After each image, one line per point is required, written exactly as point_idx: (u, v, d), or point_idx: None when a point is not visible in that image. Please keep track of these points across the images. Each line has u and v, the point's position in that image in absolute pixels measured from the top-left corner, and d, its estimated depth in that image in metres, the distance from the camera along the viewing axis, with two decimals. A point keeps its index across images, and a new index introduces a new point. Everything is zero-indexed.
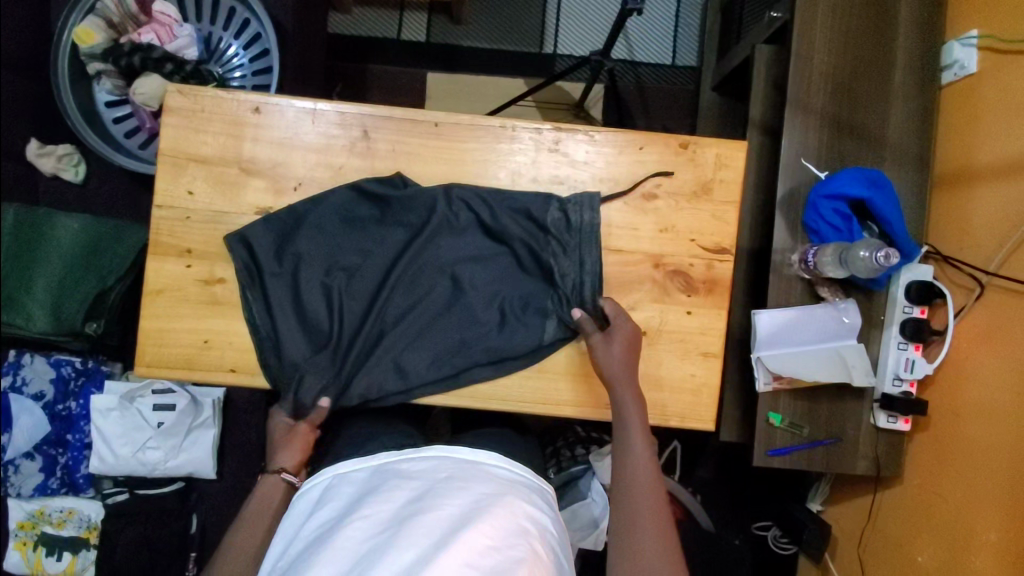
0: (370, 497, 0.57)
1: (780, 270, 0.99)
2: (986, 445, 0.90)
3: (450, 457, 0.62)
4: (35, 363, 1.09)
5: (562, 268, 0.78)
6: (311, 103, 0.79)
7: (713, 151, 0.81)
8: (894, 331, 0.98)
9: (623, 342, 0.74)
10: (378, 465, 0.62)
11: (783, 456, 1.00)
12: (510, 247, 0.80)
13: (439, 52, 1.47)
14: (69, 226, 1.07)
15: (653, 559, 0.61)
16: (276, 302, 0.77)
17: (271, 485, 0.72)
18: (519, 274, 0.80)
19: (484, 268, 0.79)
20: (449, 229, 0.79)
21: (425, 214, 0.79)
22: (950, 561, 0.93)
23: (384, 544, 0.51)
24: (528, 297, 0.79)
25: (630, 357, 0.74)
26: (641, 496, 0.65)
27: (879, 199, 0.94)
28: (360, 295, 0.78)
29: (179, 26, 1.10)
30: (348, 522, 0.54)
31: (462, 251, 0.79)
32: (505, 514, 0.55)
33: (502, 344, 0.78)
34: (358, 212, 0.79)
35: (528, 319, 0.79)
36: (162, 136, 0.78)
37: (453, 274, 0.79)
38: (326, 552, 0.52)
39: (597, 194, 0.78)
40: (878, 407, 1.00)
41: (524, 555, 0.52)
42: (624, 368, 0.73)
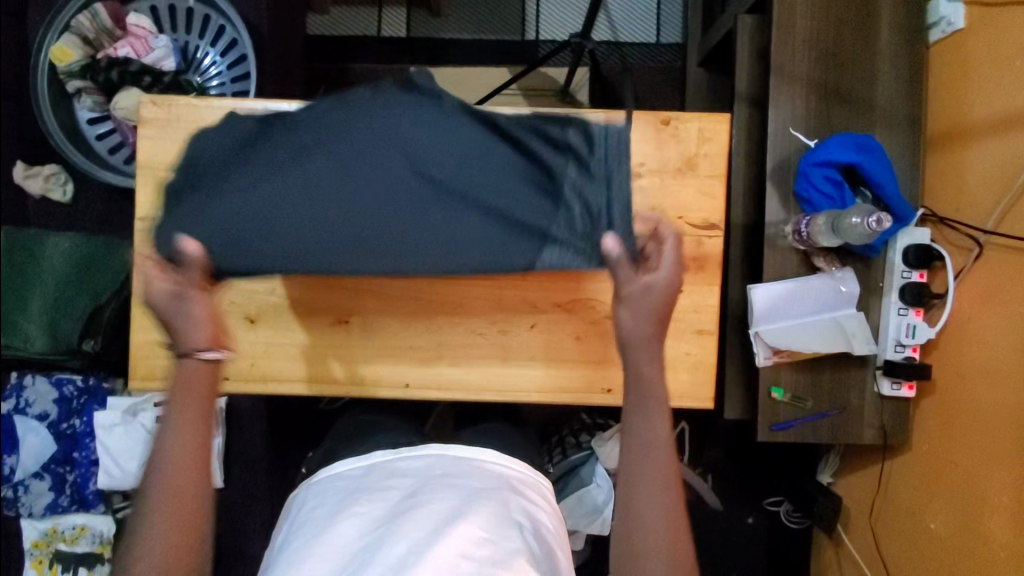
0: (363, 494, 0.58)
1: (773, 243, 0.98)
2: (994, 406, 0.88)
3: (444, 456, 0.62)
4: (37, 384, 1.10)
5: (572, 187, 0.68)
6: (286, 104, 0.79)
7: (696, 125, 0.79)
8: (893, 298, 0.97)
9: (648, 305, 0.57)
10: (373, 462, 0.63)
11: (788, 431, 0.99)
12: (516, 148, 0.67)
13: (420, 46, 1.46)
14: (60, 246, 1.08)
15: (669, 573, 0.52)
16: (230, 149, 0.65)
17: (195, 371, 0.57)
18: (522, 177, 0.67)
19: (482, 170, 0.65)
20: (447, 124, 0.64)
21: (428, 91, 0.64)
22: (965, 527, 0.92)
23: (377, 540, 0.52)
24: (526, 216, 0.67)
25: (655, 315, 0.57)
26: (658, 496, 0.53)
27: (869, 162, 0.92)
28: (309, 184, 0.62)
29: (155, 37, 1.10)
30: (342, 518, 0.55)
31: (454, 174, 0.65)
32: (499, 508, 0.55)
33: (479, 254, 0.66)
34: (326, 122, 0.63)
35: (516, 239, 0.67)
36: (140, 148, 0.78)
37: (441, 175, 0.64)
38: (322, 547, 0.53)
39: (629, 128, 0.69)
40: (881, 374, 0.99)
41: (520, 548, 0.52)
42: (649, 332, 0.57)
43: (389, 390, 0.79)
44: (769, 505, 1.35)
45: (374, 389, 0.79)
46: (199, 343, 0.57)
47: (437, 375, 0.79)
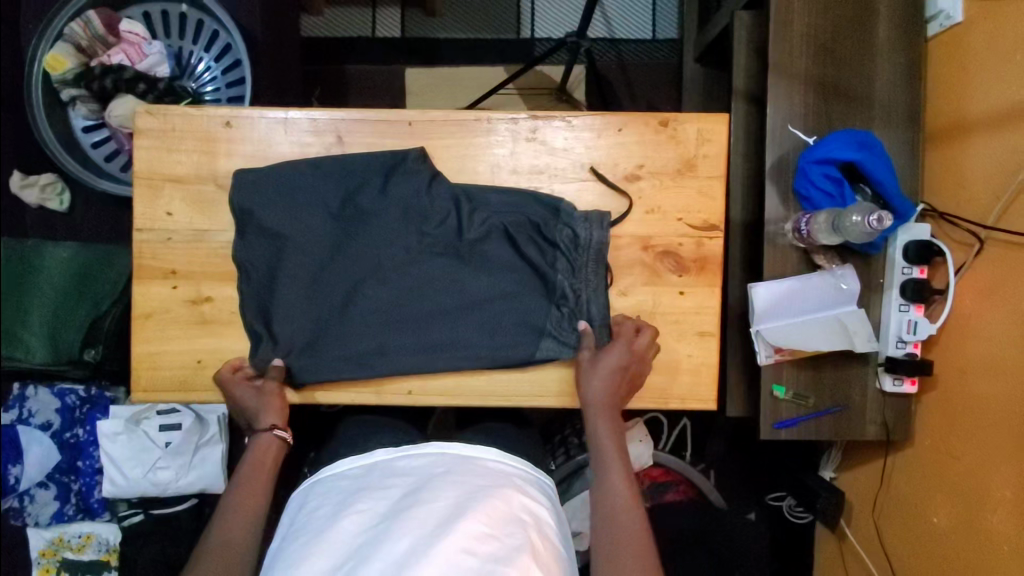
0: (365, 492, 0.57)
1: (773, 241, 0.97)
2: (997, 401, 0.89)
3: (446, 453, 0.62)
4: (39, 394, 1.10)
5: (566, 285, 0.77)
6: (282, 112, 0.78)
7: (694, 126, 0.79)
8: (894, 294, 0.97)
9: (609, 366, 0.74)
10: (374, 461, 0.62)
11: (790, 428, 0.99)
12: (516, 250, 0.78)
13: (415, 46, 1.46)
14: (59, 256, 1.08)
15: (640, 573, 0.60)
16: (270, 257, 0.76)
17: (266, 442, 0.74)
18: (522, 279, 0.78)
19: (487, 273, 0.77)
20: (458, 237, 0.77)
21: (433, 199, 0.77)
22: (968, 520, 0.93)
23: (379, 538, 0.52)
24: (527, 314, 0.77)
25: (613, 386, 0.74)
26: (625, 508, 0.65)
27: (868, 160, 0.92)
28: (341, 286, 0.77)
29: (148, 44, 1.10)
30: (346, 516, 0.55)
31: (463, 280, 0.77)
32: (501, 504, 0.55)
33: (487, 349, 0.77)
34: (349, 236, 0.77)
35: (520, 334, 0.77)
36: (136, 159, 0.77)
37: (452, 283, 0.77)
38: (324, 544, 0.52)
39: (608, 214, 0.77)
40: (883, 370, 0.99)
41: (523, 543, 0.52)
42: (608, 395, 0.74)
43: (391, 397, 0.79)
44: (773, 501, 1.36)
45: (375, 396, 0.79)
46: (275, 424, 0.74)
47: (439, 381, 0.79)
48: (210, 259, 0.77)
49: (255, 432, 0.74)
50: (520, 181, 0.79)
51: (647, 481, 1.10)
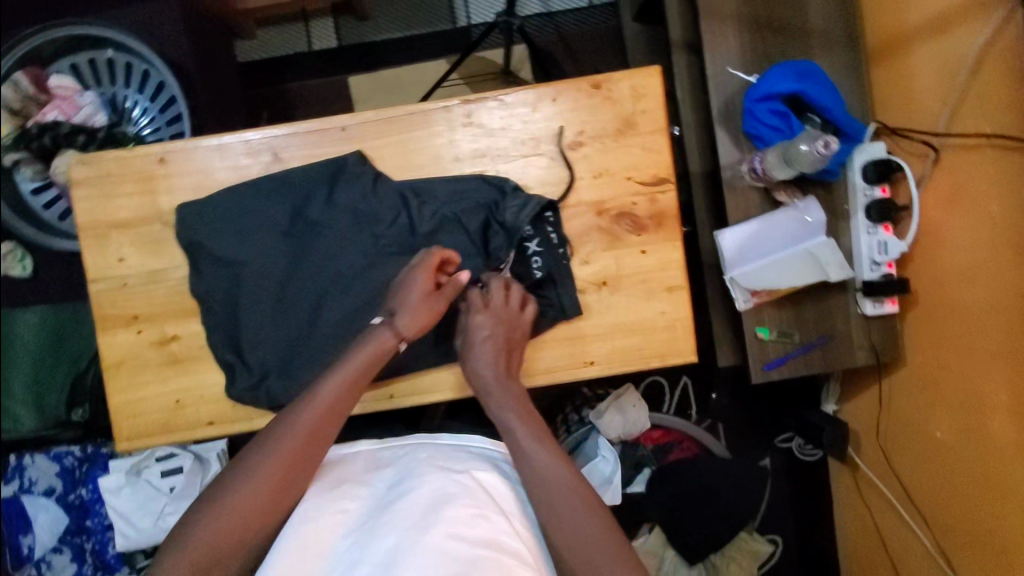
0: (350, 487, 0.61)
1: (732, 185, 0.97)
2: (976, 306, 0.89)
3: (429, 443, 0.67)
4: (37, 461, 1.09)
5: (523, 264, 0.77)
6: (215, 139, 0.77)
7: (627, 84, 0.78)
8: (861, 217, 0.96)
9: (482, 340, 0.73)
10: (359, 454, 0.68)
11: (779, 368, 0.99)
12: (472, 239, 0.77)
13: (353, 54, 1.44)
14: (28, 321, 1.07)
15: (591, 528, 0.60)
16: (228, 287, 0.75)
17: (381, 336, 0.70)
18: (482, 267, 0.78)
19: None
20: (412, 234, 0.77)
21: (380, 201, 0.76)
22: (968, 429, 0.93)
23: (366, 528, 0.56)
24: None
25: (498, 357, 0.73)
26: (555, 470, 0.64)
27: (811, 88, 0.91)
28: (305, 305, 0.75)
29: (81, 95, 1.10)
30: (331, 509, 0.58)
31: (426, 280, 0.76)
32: (484, 487, 0.60)
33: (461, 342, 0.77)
34: (304, 253, 0.76)
35: None
36: (78, 211, 0.77)
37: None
38: (312, 537, 0.56)
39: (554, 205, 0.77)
40: (861, 295, 0.97)
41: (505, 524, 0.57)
42: (497, 373, 0.72)
43: (374, 403, 0.78)
44: (781, 443, 1.37)
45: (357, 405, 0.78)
46: (412, 334, 0.71)
47: (417, 380, 0.78)
48: (170, 298, 0.77)
49: (389, 317, 0.70)
50: (463, 168, 0.78)
51: (650, 444, 1.12)
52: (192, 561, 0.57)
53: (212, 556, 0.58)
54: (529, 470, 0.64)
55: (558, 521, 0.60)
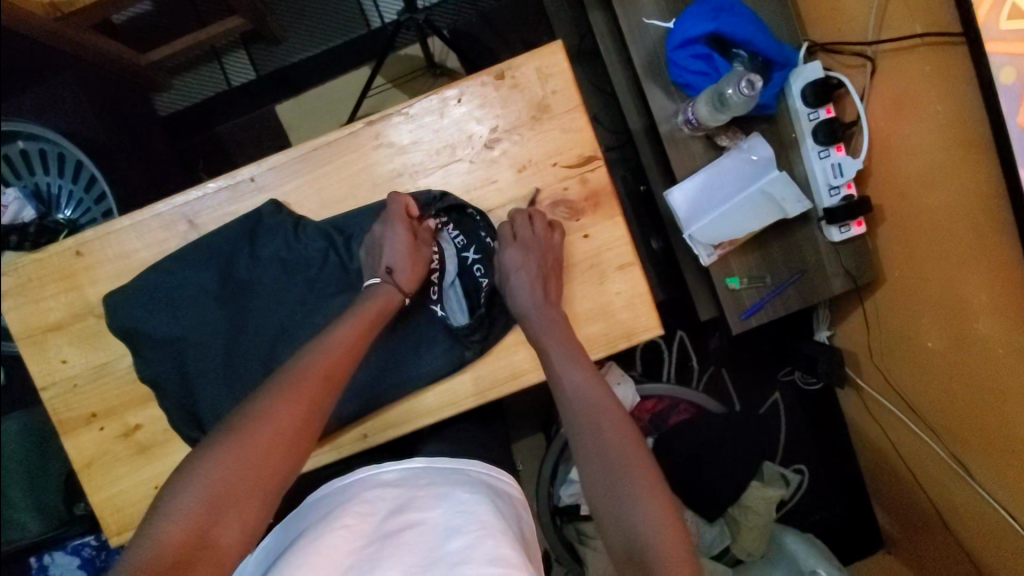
0: (351, 506, 0.59)
1: (671, 141, 0.93)
2: (939, 210, 0.86)
3: (429, 468, 0.67)
4: (57, 558, 1.05)
5: None
6: (126, 220, 0.75)
7: (532, 66, 0.74)
8: (809, 143, 0.92)
9: (516, 261, 0.71)
10: (357, 477, 0.66)
11: (757, 314, 0.97)
12: None
13: (274, 81, 1.39)
14: (11, 428, 1.07)
15: (642, 506, 0.55)
16: (173, 367, 0.73)
17: (382, 290, 0.69)
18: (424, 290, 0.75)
19: None
20: (345, 272, 0.74)
21: (306, 246, 0.73)
22: (957, 334, 0.91)
23: (373, 552, 0.53)
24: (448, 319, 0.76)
25: (536, 274, 0.71)
26: (597, 425, 0.61)
27: (727, 24, 0.87)
28: (255, 367, 0.73)
29: (3, 195, 1.08)
30: (333, 528, 0.55)
31: None
32: (487, 508, 0.59)
33: (420, 369, 0.75)
34: (242, 314, 0.74)
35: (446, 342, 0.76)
36: (10, 323, 0.75)
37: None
38: (315, 557, 0.52)
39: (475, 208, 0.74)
40: (825, 224, 0.94)
41: (513, 539, 0.56)
42: (535, 294, 0.71)
43: (351, 446, 0.77)
44: (784, 377, 1.35)
45: (334, 453, 0.77)
46: (414, 286, 0.71)
47: (387, 414, 0.77)
48: (121, 389, 0.75)
49: (389, 273, 0.69)
50: (383, 192, 0.75)
51: (646, 415, 1.12)
52: (203, 504, 0.50)
53: (224, 497, 0.51)
54: (586, 440, 0.61)
55: (607, 497, 0.57)
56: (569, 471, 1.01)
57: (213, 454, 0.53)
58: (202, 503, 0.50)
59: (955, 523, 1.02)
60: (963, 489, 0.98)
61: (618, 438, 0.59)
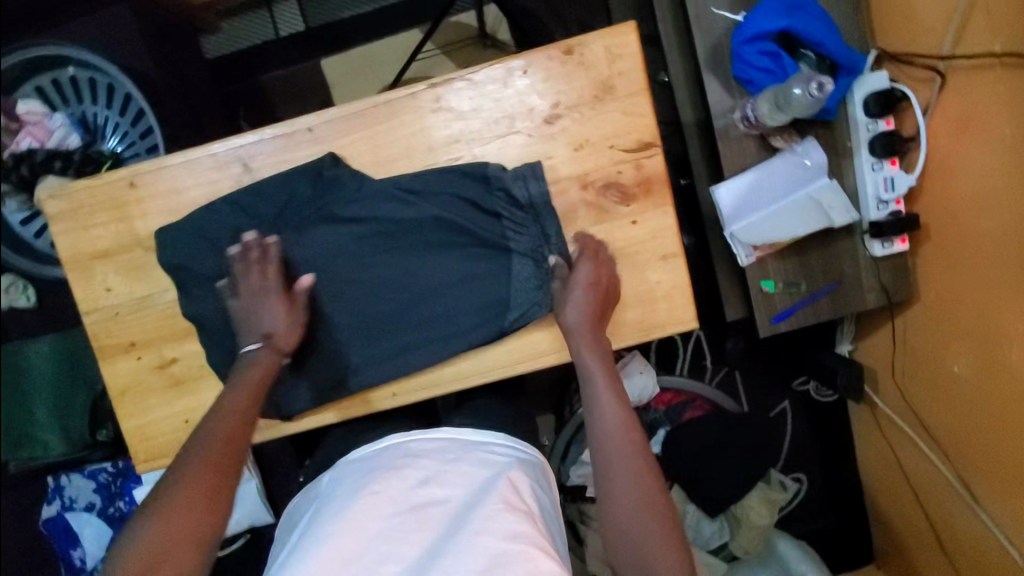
0: (382, 474, 0.63)
1: (725, 135, 0.92)
2: (987, 237, 0.85)
3: (457, 438, 0.68)
4: (73, 480, 1.11)
5: (519, 250, 0.75)
6: (182, 155, 0.75)
7: (601, 45, 0.73)
8: (864, 154, 0.91)
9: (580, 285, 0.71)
10: (387, 443, 0.68)
11: (788, 319, 0.97)
12: (460, 230, 0.75)
13: (323, 35, 1.37)
14: (42, 351, 1.09)
15: (659, 548, 0.56)
16: (214, 315, 0.74)
17: (260, 353, 0.70)
18: (473, 262, 0.76)
19: (435, 260, 0.76)
20: (395, 229, 0.75)
21: (362, 208, 0.74)
22: (986, 363, 0.91)
23: (400, 524, 0.58)
24: (492, 291, 0.76)
25: (596, 305, 0.71)
26: (620, 445, 0.61)
27: (801, 24, 0.85)
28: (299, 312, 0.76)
29: (49, 118, 1.07)
30: (363, 498, 0.60)
31: (429, 276, 0.76)
32: (505, 482, 0.62)
33: (458, 337, 0.76)
34: (286, 257, 0.75)
35: (484, 314, 0.76)
36: (58, 246, 0.76)
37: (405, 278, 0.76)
38: (346, 526, 0.58)
39: (538, 163, 0.74)
40: (869, 237, 0.94)
41: (529, 516, 0.59)
42: (588, 317, 0.70)
43: (378, 402, 0.78)
44: (798, 386, 1.35)
45: (361, 406, 0.78)
46: (292, 348, 0.72)
47: (418, 376, 0.78)
48: (162, 322, 0.77)
49: (266, 339, 0.70)
50: (438, 156, 0.75)
51: (662, 406, 1.12)
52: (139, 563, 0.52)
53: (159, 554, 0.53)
54: (609, 484, 0.59)
55: (624, 542, 0.57)
56: (583, 452, 1.03)
57: (144, 521, 0.55)
58: (140, 558, 0.53)
59: (950, 546, 1.04)
60: (961, 513, 1.00)
61: (643, 492, 0.58)
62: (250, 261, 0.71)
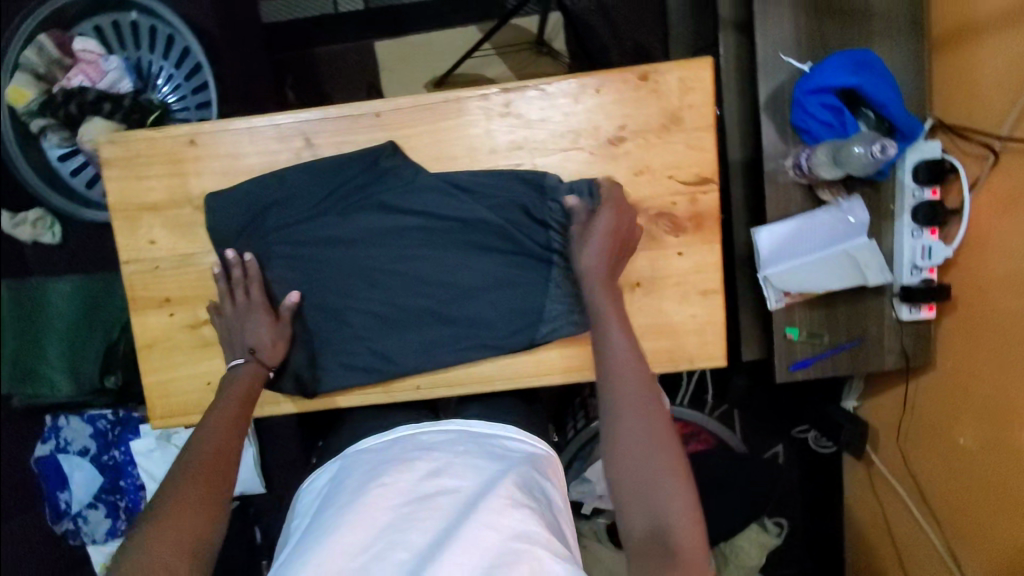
0: (393, 465, 0.62)
1: (774, 180, 0.94)
2: (1011, 316, 0.86)
3: (467, 433, 0.68)
4: (72, 423, 1.10)
5: (561, 265, 0.76)
6: (245, 121, 0.75)
7: (675, 75, 0.74)
8: (906, 219, 0.93)
9: (601, 234, 0.68)
10: (398, 435, 0.68)
11: (806, 368, 0.98)
12: (505, 234, 0.75)
13: (381, 18, 1.37)
14: (62, 291, 1.08)
15: (668, 497, 0.52)
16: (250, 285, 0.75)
17: (246, 367, 0.71)
18: (514, 268, 0.76)
19: (476, 261, 0.76)
20: (442, 224, 0.76)
21: (416, 202, 0.75)
22: (993, 439, 0.92)
23: (407, 516, 0.57)
24: (529, 300, 0.76)
25: (609, 251, 0.68)
26: (629, 392, 0.57)
27: (868, 83, 0.86)
28: (336, 295, 0.76)
29: (104, 59, 1.06)
30: (374, 489, 0.59)
31: (471, 276, 0.76)
32: (513, 478, 0.60)
33: (490, 341, 0.77)
34: (333, 238, 0.75)
35: (519, 322, 0.76)
36: (108, 192, 0.76)
37: (446, 277, 0.76)
38: (356, 516, 0.57)
39: (597, 179, 0.74)
40: (898, 300, 0.95)
41: (538, 516, 0.57)
42: (602, 268, 0.67)
43: (401, 393, 0.78)
44: (797, 433, 1.36)
45: (383, 395, 0.78)
46: (278, 361, 0.73)
47: (444, 374, 0.78)
48: (200, 282, 0.77)
49: (251, 353, 0.72)
50: (499, 160, 0.76)
51: None
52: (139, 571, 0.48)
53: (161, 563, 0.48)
54: (617, 422, 0.55)
55: (635, 504, 0.52)
56: (584, 468, 1.04)
57: (141, 534, 0.51)
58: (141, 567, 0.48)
59: None
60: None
61: (653, 434, 0.54)
62: (235, 280, 0.73)
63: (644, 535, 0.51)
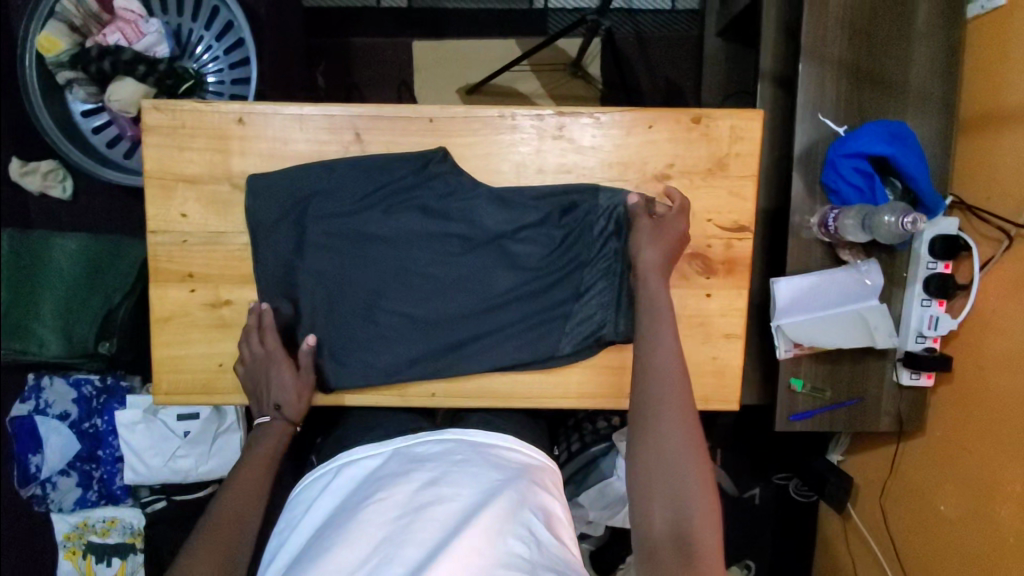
0: (389, 479, 0.59)
1: (797, 234, 0.96)
2: (1008, 394, 0.89)
3: (465, 441, 0.65)
4: (55, 385, 1.05)
5: (587, 280, 0.76)
6: (297, 107, 0.74)
7: (728, 123, 0.76)
8: (917, 289, 0.96)
9: (670, 235, 0.70)
10: (394, 446, 0.65)
11: (806, 420, 1.00)
12: (535, 244, 0.75)
13: (423, 20, 1.38)
14: (66, 248, 1.06)
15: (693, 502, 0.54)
16: (277, 269, 0.75)
17: (275, 425, 0.72)
18: (543, 280, 0.76)
19: (508, 271, 0.76)
20: (475, 231, 0.75)
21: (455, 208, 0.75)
22: (975, 509, 0.95)
23: (402, 530, 0.54)
24: (555, 310, 0.76)
25: (667, 251, 0.70)
26: (669, 396, 0.59)
27: (902, 155, 0.89)
28: (363, 290, 0.75)
29: (145, 21, 1.03)
30: (370, 503, 0.57)
31: (501, 285, 0.76)
32: (508, 496, 0.57)
33: (512, 350, 0.77)
34: (368, 233, 0.75)
35: (543, 333, 0.77)
36: (146, 158, 0.74)
37: (477, 284, 0.76)
38: (352, 532, 0.54)
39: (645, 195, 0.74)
40: (901, 364, 0.99)
41: (528, 541, 0.54)
42: (659, 265, 0.68)
43: (416, 398, 0.78)
44: (778, 479, 1.39)
45: (398, 398, 0.78)
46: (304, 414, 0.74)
47: (462, 384, 0.78)
48: (228, 262, 0.76)
49: (277, 410, 0.72)
50: (545, 181, 0.76)
51: None
52: None
53: None
54: (652, 431, 0.58)
55: (660, 503, 0.55)
56: (578, 494, 0.99)
57: None
58: None
59: None
60: None
61: (683, 439, 0.57)
62: (252, 329, 0.74)
63: (665, 542, 0.54)
